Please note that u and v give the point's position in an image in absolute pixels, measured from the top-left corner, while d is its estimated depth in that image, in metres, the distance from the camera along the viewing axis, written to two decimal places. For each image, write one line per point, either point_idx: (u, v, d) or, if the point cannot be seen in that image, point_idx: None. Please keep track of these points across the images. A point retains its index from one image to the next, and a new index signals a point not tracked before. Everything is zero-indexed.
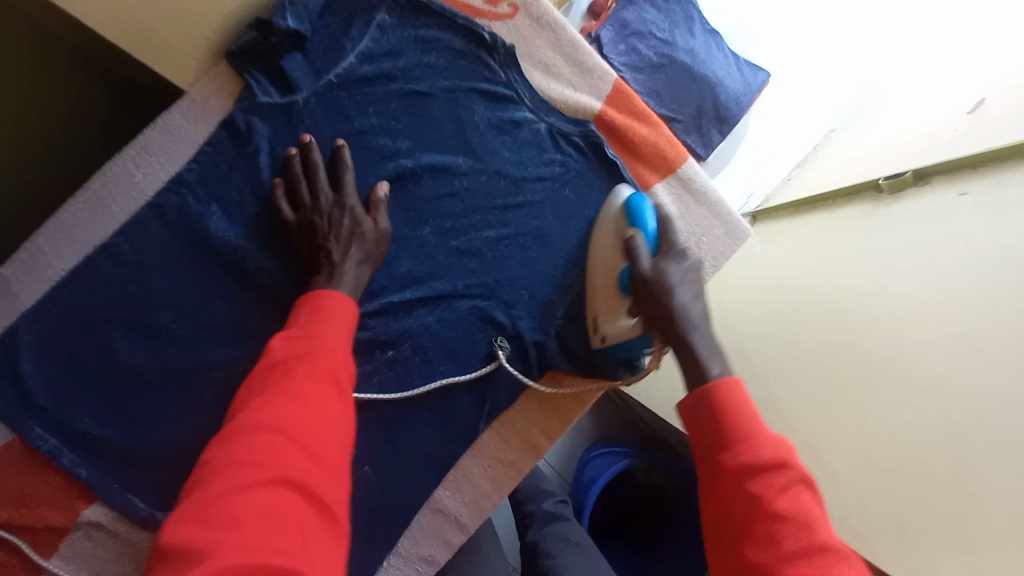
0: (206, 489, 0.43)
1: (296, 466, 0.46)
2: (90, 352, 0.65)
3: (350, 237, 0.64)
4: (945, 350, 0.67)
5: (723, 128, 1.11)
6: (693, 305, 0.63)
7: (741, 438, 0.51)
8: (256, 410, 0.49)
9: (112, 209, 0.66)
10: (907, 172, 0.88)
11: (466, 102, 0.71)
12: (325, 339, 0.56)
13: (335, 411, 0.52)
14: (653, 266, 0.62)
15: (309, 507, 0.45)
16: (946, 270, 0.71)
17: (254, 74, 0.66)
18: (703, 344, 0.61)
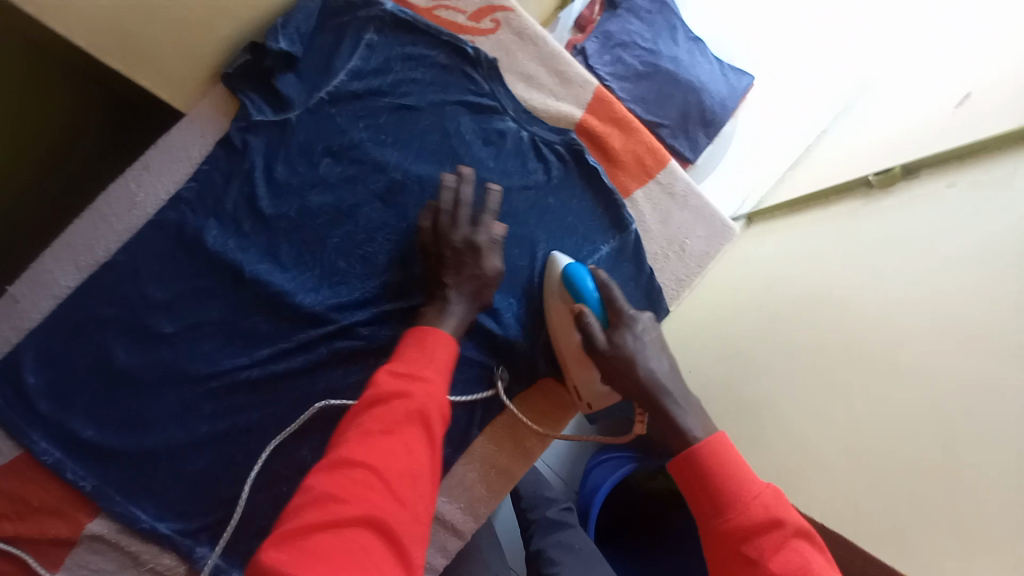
0: (298, 517, 0.45)
1: (382, 507, 0.46)
2: (96, 366, 0.67)
3: (475, 277, 0.66)
4: (937, 342, 0.66)
5: (710, 131, 1.12)
6: (655, 366, 0.63)
7: (729, 497, 0.52)
8: (353, 440, 0.50)
9: (116, 226, 0.69)
10: (896, 168, 0.92)
11: (452, 115, 0.73)
12: (424, 374, 0.56)
13: (425, 452, 0.52)
14: (608, 341, 0.63)
15: (390, 552, 0.45)
16: (933, 263, 0.72)
17: (248, 94, 0.68)
18: (676, 405, 0.61)
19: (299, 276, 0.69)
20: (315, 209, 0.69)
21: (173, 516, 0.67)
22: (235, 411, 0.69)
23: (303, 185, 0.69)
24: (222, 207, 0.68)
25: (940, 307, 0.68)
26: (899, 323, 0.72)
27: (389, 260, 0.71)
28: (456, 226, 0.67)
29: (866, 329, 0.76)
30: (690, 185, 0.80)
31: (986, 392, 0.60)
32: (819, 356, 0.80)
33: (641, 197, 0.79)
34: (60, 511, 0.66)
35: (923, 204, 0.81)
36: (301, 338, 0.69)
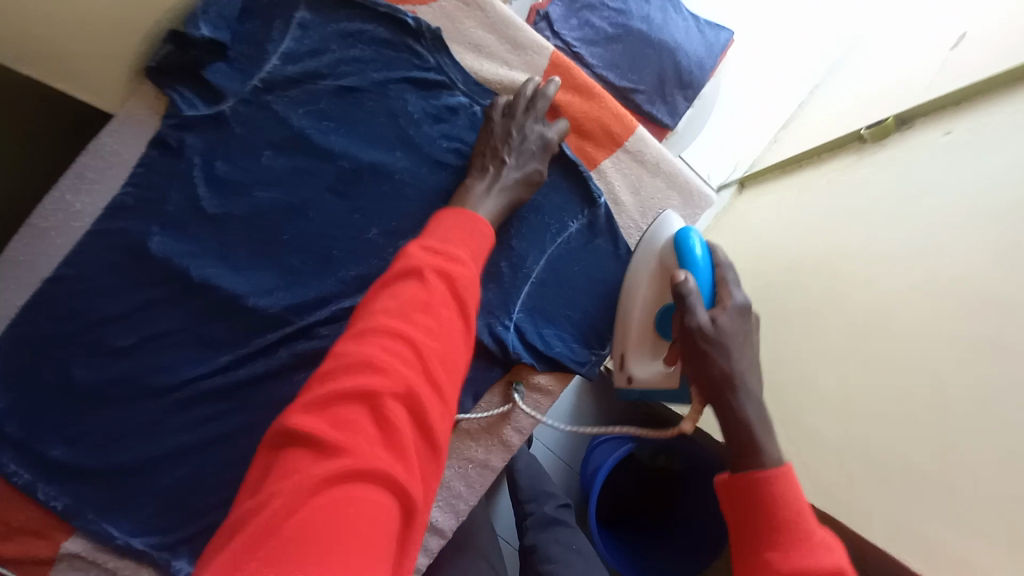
0: (331, 382, 0.44)
1: (420, 383, 0.45)
2: (40, 386, 0.62)
3: (531, 169, 0.66)
4: (929, 299, 0.61)
5: (688, 93, 1.06)
6: (750, 370, 0.55)
7: (792, 540, 0.46)
8: (387, 313, 0.48)
9: (55, 239, 0.64)
10: (890, 118, 0.85)
11: (397, 93, 0.68)
12: (462, 258, 0.54)
13: (461, 337, 0.50)
14: (709, 321, 0.55)
15: (424, 426, 0.44)
16: (928, 216, 0.66)
17: (176, 87, 0.64)
18: (760, 417, 0.54)
19: (252, 277, 0.66)
20: (262, 204, 0.66)
21: (150, 529, 0.63)
22: (205, 420, 0.65)
23: (247, 181, 0.66)
24: (165, 211, 0.65)
25: (937, 262, 0.62)
26: (893, 285, 0.66)
27: (346, 254, 0.67)
28: (533, 119, 0.67)
29: (853, 294, 0.71)
30: (661, 152, 0.75)
31: (981, 351, 0.55)
32: (812, 323, 0.76)
33: (609, 167, 0.74)
34: (39, 532, 0.62)
35: (918, 154, 0.75)
36: (258, 342, 0.66)
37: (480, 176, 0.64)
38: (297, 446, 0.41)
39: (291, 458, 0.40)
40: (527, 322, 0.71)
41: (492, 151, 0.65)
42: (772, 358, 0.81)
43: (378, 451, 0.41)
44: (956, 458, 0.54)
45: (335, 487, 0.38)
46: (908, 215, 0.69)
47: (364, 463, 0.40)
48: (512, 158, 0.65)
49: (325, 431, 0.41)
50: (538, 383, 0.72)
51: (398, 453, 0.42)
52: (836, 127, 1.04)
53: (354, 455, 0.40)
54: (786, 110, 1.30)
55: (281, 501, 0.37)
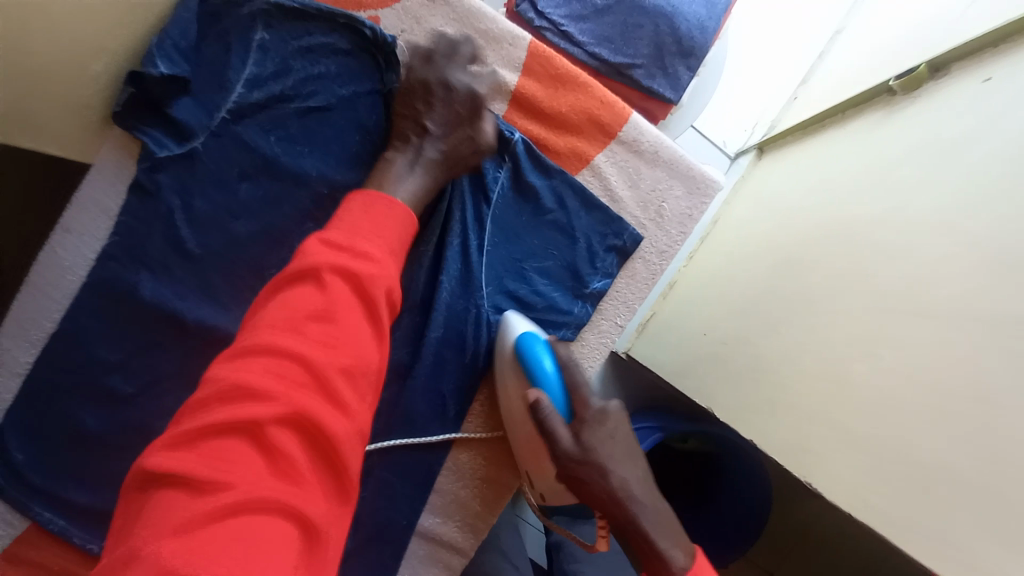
0: (209, 410, 0.40)
1: (314, 405, 0.42)
2: (59, 435, 0.64)
3: (461, 136, 0.61)
4: (968, 275, 0.54)
5: (691, 62, 0.97)
6: (627, 476, 0.57)
7: None
8: (275, 326, 0.44)
9: (53, 295, 0.65)
10: (921, 66, 0.75)
11: (367, 107, 0.65)
12: (369, 253, 0.49)
13: (369, 346, 0.47)
14: (573, 443, 0.57)
15: (320, 446, 0.42)
16: (965, 181, 0.59)
17: (145, 129, 0.62)
18: (658, 526, 0.54)
19: (243, 313, 0.65)
20: (242, 239, 0.64)
21: None
22: None
23: (224, 217, 0.64)
24: (148, 257, 0.63)
25: (976, 231, 0.55)
26: (926, 259, 0.59)
27: None
28: (455, 75, 0.61)
29: (881, 271, 0.64)
30: (659, 138, 0.69)
31: None
32: (837, 304, 0.69)
33: (603, 162, 0.69)
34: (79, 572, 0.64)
35: (952, 108, 0.66)
36: None
37: (402, 149, 0.60)
38: (169, 486, 0.38)
39: (163, 499, 0.37)
40: (500, 296, 0.68)
41: (415, 122, 0.60)
42: (793, 341, 0.73)
43: (266, 480, 0.39)
44: (1000, 458, 0.47)
45: (213, 531, 0.36)
46: (936, 177, 0.63)
47: (243, 502, 0.38)
48: (432, 127, 0.60)
49: (199, 469, 0.38)
50: None
51: (288, 481, 0.40)
52: (863, 76, 0.93)
53: (232, 494, 0.37)
54: (803, 63, 1.20)
55: (150, 547, 0.35)
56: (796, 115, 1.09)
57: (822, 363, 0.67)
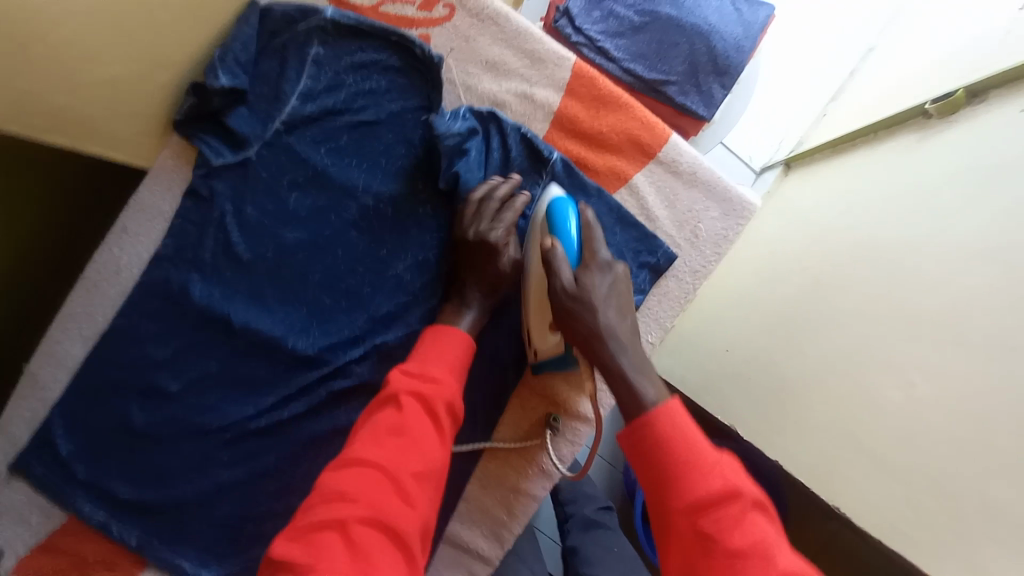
0: (311, 511, 0.45)
1: (389, 506, 0.45)
2: (103, 429, 0.65)
3: (495, 272, 0.64)
4: (1004, 303, 0.55)
5: (725, 80, 0.97)
6: (617, 324, 0.55)
7: (691, 474, 0.44)
8: (363, 438, 0.49)
9: (106, 292, 0.67)
10: (958, 90, 0.74)
11: (413, 122, 0.68)
12: (437, 373, 0.53)
13: (436, 450, 0.50)
14: (573, 283, 0.55)
15: (394, 546, 0.44)
16: (1003, 205, 0.59)
17: (203, 137, 0.66)
18: (633, 366, 0.53)
19: (286, 317, 0.66)
20: (290, 246, 0.66)
21: (213, 558, 0.65)
22: (252, 457, 0.66)
23: (275, 224, 0.66)
24: (199, 260, 0.66)
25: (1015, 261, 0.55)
26: (969, 288, 0.59)
27: (374, 289, 0.68)
28: (474, 222, 0.64)
29: (916, 295, 0.64)
30: (697, 160, 0.70)
31: None
32: (871, 329, 0.68)
33: (641, 181, 0.70)
34: (112, 564, 0.65)
35: (991, 136, 0.65)
36: (299, 381, 0.66)
37: (464, 308, 0.63)
38: None
39: None
40: None
41: (471, 279, 0.64)
42: (823, 362, 0.73)
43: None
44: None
45: None
46: (983, 201, 0.61)
47: None
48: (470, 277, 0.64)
49: (298, 560, 0.42)
50: (575, 408, 0.72)
51: None
52: (897, 95, 0.92)
53: None
54: (835, 80, 1.19)
55: None
56: (825, 133, 1.08)
57: (857, 388, 0.67)
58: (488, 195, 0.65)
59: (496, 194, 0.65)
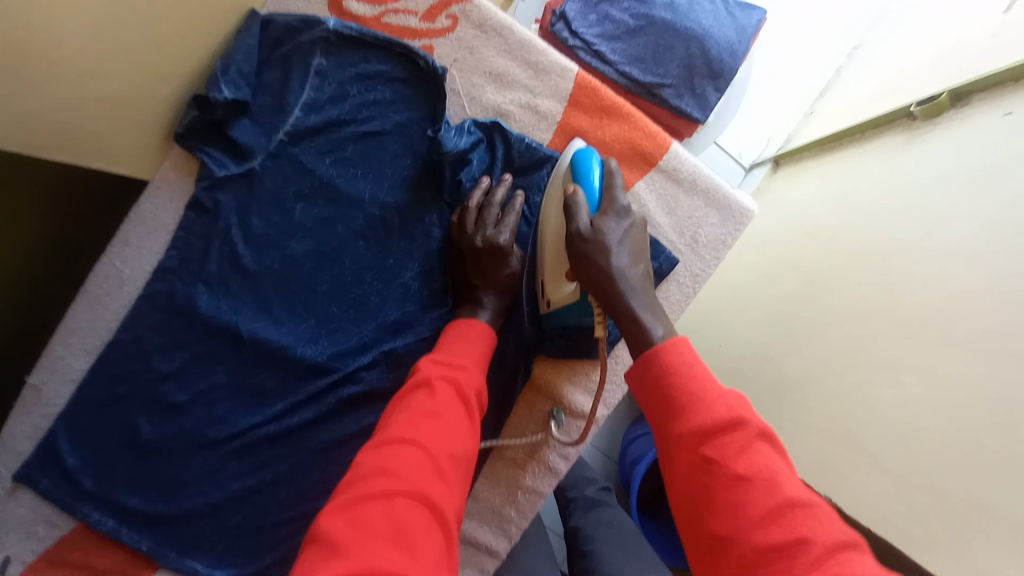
0: (350, 487, 0.44)
1: (428, 482, 0.45)
2: (110, 442, 0.65)
3: (504, 274, 0.66)
4: (985, 304, 0.58)
5: (720, 83, 0.97)
6: (628, 267, 0.56)
7: (692, 404, 0.45)
8: (399, 420, 0.50)
9: (110, 305, 0.67)
10: (942, 93, 0.76)
11: (418, 133, 0.69)
12: (465, 363, 0.56)
13: (466, 434, 0.51)
14: (590, 226, 0.57)
15: (432, 521, 0.43)
16: (983, 209, 0.62)
17: (205, 148, 0.66)
18: (641, 305, 0.54)
19: (295, 328, 0.67)
20: (298, 256, 0.67)
21: (226, 564, 0.66)
22: (263, 466, 0.67)
23: (281, 236, 0.67)
24: (205, 271, 0.66)
25: (1003, 266, 0.57)
26: (953, 290, 0.62)
27: (382, 299, 0.69)
28: (481, 227, 0.66)
29: (907, 297, 0.67)
30: (697, 168, 0.73)
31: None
32: (863, 329, 0.71)
33: (643, 188, 0.73)
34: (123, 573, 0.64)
35: (974, 141, 0.67)
36: (309, 390, 0.67)
37: (479, 310, 0.65)
38: (312, 553, 0.40)
39: (305, 566, 0.39)
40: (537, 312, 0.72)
41: (481, 281, 0.65)
42: (817, 359, 0.77)
43: (400, 560, 0.39)
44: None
45: None
46: (970, 207, 0.64)
47: (371, 563, 0.38)
48: (482, 281, 0.65)
49: (340, 530, 0.40)
50: (581, 408, 0.74)
51: (408, 548, 0.40)
52: (883, 96, 0.94)
53: (358, 556, 0.38)
54: (822, 78, 1.22)
55: None
56: (814, 132, 1.10)
57: (851, 387, 0.70)
58: (495, 199, 0.67)
59: (502, 199, 0.67)
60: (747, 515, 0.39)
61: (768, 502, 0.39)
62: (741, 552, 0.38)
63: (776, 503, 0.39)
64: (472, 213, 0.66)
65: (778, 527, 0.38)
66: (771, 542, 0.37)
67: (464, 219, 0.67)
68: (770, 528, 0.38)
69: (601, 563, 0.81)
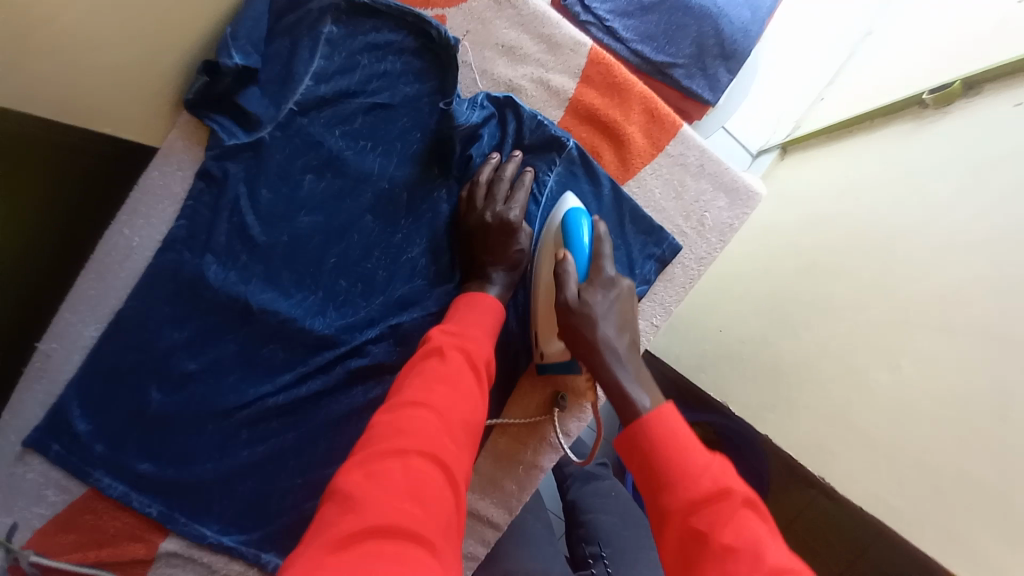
0: (367, 448, 0.46)
1: (442, 444, 0.46)
2: (120, 410, 0.66)
3: (512, 251, 0.66)
4: (986, 291, 0.59)
5: (731, 64, 0.96)
6: (616, 338, 0.59)
7: (679, 476, 0.46)
8: (413, 385, 0.51)
9: (119, 273, 0.67)
10: (955, 82, 0.75)
11: (428, 106, 0.69)
12: (476, 334, 0.57)
13: (477, 402, 0.52)
14: (578, 298, 0.60)
15: (445, 481, 0.45)
16: (989, 197, 0.62)
17: (214, 117, 0.66)
18: (628, 377, 0.56)
19: (303, 300, 0.67)
20: (306, 230, 0.67)
21: (235, 529, 0.67)
22: (272, 435, 0.68)
23: (289, 208, 0.67)
24: (213, 242, 0.66)
25: (1008, 257, 0.58)
26: (956, 277, 0.63)
27: (390, 274, 0.69)
28: (491, 204, 0.66)
29: (909, 285, 0.67)
30: (705, 151, 0.73)
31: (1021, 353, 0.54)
32: (864, 315, 0.72)
33: (648, 173, 0.73)
34: (134, 535, 0.66)
35: (983, 130, 0.67)
36: (316, 361, 0.68)
37: (487, 286, 0.65)
38: (332, 507, 0.42)
39: (325, 519, 0.41)
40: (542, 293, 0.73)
41: (490, 258, 0.66)
42: (816, 344, 0.78)
43: (416, 514, 0.41)
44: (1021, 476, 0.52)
45: (362, 543, 0.38)
46: (974, 198, 0.64)
47: (389, 518, 0.39)
48: (491, 257, 0.65)
49: (358, 487, 0.42)
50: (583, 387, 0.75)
51: (423, 506, 0.42)
52: (895, 82, 0.93)
53: (377, 511, 0.40)
54: (833, 63, 1.20)
55: (308, 554, 0.38)
56: (823, 117, 1.09)
57: (848, 372, 0.72)
58: (505, 176, 0.68)
59: (512, 176, 0.68)
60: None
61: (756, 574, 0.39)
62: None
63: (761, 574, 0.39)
64: (482, 190, 0.67)
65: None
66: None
67: (474, 196, 0.68)
68: None
69: (599, 531, 0.84)
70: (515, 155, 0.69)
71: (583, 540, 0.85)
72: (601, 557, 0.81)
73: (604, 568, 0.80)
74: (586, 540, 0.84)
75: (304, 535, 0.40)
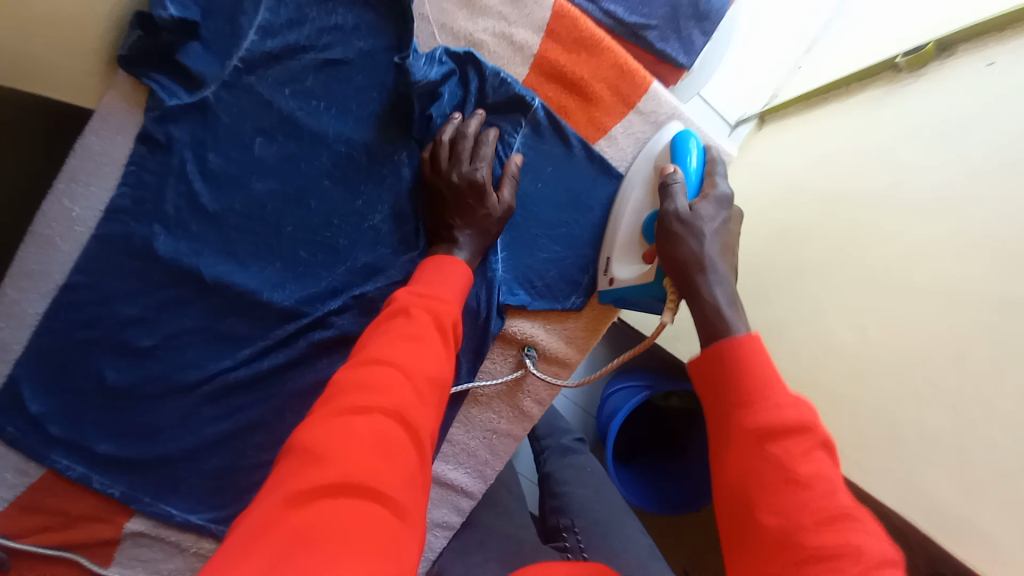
0: (334, 401, 0.44)
1: (411, 401, 0.45)
2: (70, 389, 0.62)
3: (481, 214, 0.64)
4: (954, 247, 0.59)
5: (705, 26, 0.91)
6: (717, 257, 0.56)
7: (762, 402, 0.43)
8: (382, 341, 0.49)
9: (59, 246, 0.63)
10: (928, 42, 0.73)
11: (385, 62, 0.65)
12: (444, 294, 0.56)
13: (445, 359, 0.52)
14: (684, 209, 0.58)
15: (412, 436, 0.44)
16: (957, 155, 0.62)
17: (152, 77, 0.62)
18: (725, 295, 0.53)
19: (262, 271, 0.65)
20: (260, 197, 0.64)
21: (204, 506, 0.66)
22: (237, 410, 0.66)
23: (242, 173, 0.63)
24: (163, 210, 0.62)
25: (969, 212, 0.59)
26: (922, 237, 0.63)
27: (353, 243, 0.67)
28: (456, 164, 0.64)
29: (876, 247, 0.68)
30: (675, 111, 0.72)
31: (996, 311, 0.54)
32: (833, 278, 0.72)
33: (619, 132, 0.72)
34: (98, 517, 0.64)
35: (953, 90, 0.66)
36: (278, 334, 0.65)
37: (455, 249, 0.63)
38: (294, 458, 0.40)
39: (285, 471, 0.40)
40: (512, 260, 0.71)
41: (458, 221, 0.64)
42: (786, 309, 0.78)
43: (380, 469, 0.40)
44: (973, 426, 0.54)
45: (325, 496, 0.37)
46: (941, 158, 0.63)
47: (354, 472, 0.39)
48: (459, 220, 0.64)
49: (323, 440, 0.40)
50: (553, 354, 0.74)
51: (390, 461, 0.41)
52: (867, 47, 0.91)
53: (340, 465, 0.39)
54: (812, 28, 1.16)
55: (269, 504, 0.37)
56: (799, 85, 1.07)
57: (813, 334, 0.73)
58: (468, 135, 0.65)
59: (475, 135, 0.66)
60: (802, 517, 0.37)
61: (822, 509, 0.37)
62: (789, 555, 0.36)
63: (828, 510, 0.37)
64: (445, 150, 0.65)
65: (831, 533, 0.36)
66: (820, 550, 0.35)
67: (437, 157, 0.65)
68: (821, 532, 0.36)
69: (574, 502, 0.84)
70: (477, 114, 0.67)
71: (555, 511, 0.85)
72: (574, 530, 0.78)
73: (575, 539, 0.77)
74: (559, 511, 0.84)
75: (265, 486, 0.39)
